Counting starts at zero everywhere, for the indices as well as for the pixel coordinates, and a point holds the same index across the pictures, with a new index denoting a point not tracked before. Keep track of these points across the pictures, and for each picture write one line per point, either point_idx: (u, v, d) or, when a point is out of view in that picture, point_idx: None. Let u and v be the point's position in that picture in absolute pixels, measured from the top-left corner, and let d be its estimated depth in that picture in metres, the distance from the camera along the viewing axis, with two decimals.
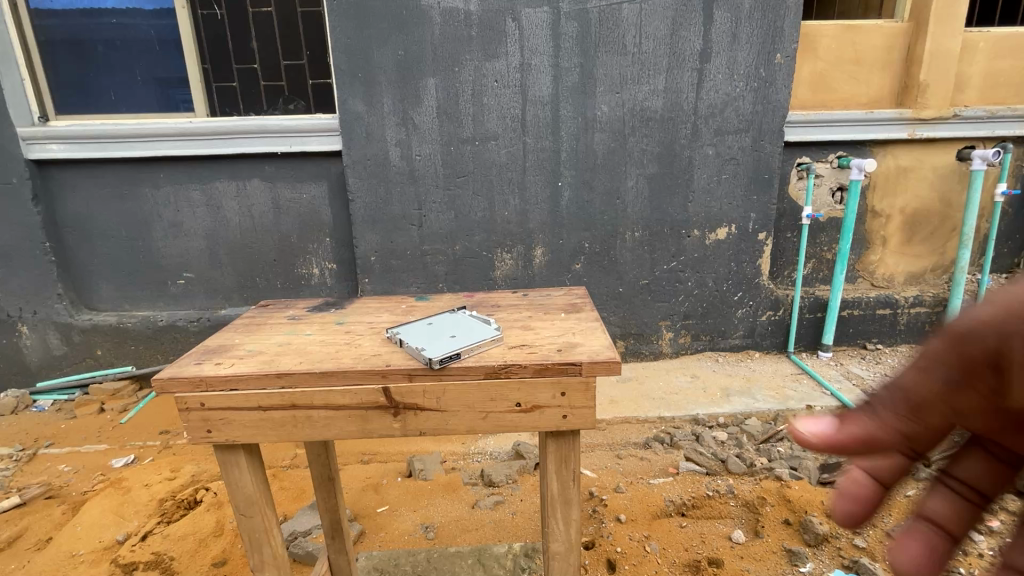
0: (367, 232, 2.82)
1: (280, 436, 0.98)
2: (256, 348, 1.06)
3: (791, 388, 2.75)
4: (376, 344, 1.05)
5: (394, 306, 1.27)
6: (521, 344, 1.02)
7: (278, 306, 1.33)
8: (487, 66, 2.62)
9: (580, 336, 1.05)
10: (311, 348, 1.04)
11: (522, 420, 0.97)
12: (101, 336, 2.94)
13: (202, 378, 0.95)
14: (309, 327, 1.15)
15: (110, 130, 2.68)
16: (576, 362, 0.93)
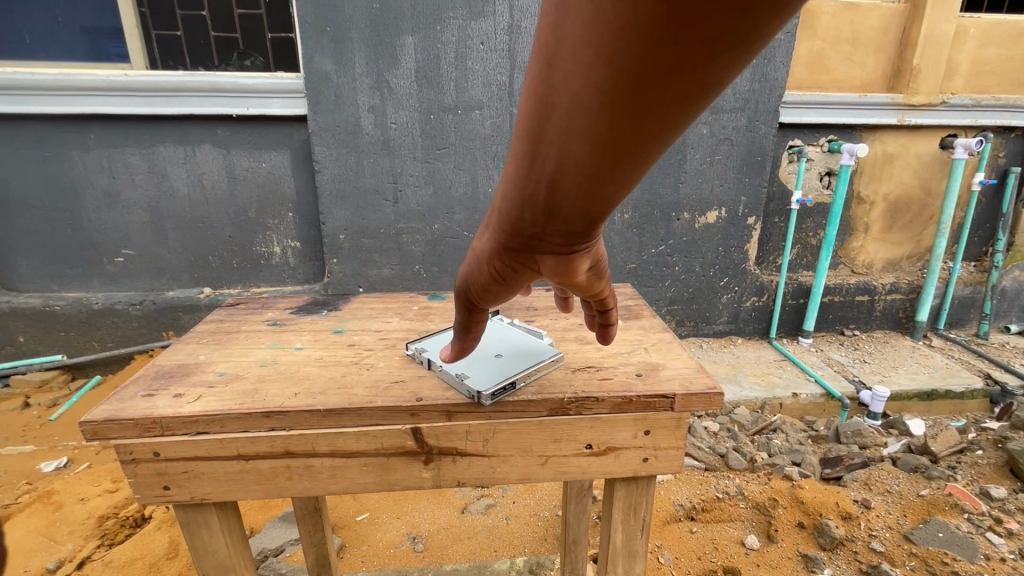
0: (336, 206, 2.56)
1: (266, 490, 0.79)
2: (230, 371, 0.87)
3: (776, 375, 2.69)
4: (392, 366, 0.89)
5: (402, 310, 1.16)
6: (578, 368, 0.88)
7: (253, 308, 1.17)
8: (472, 26, 2.36)
9: (656, 353, 0.95)
10: (310, 373, 0.86)
11: (593, 465, 0.83)
12: (23, 320, 2.57)
13: (159, 417, 0.74)
14: (299, 339, 0.99)
15: (25, 81, 2.28)
16: (667, 395, 0.81)
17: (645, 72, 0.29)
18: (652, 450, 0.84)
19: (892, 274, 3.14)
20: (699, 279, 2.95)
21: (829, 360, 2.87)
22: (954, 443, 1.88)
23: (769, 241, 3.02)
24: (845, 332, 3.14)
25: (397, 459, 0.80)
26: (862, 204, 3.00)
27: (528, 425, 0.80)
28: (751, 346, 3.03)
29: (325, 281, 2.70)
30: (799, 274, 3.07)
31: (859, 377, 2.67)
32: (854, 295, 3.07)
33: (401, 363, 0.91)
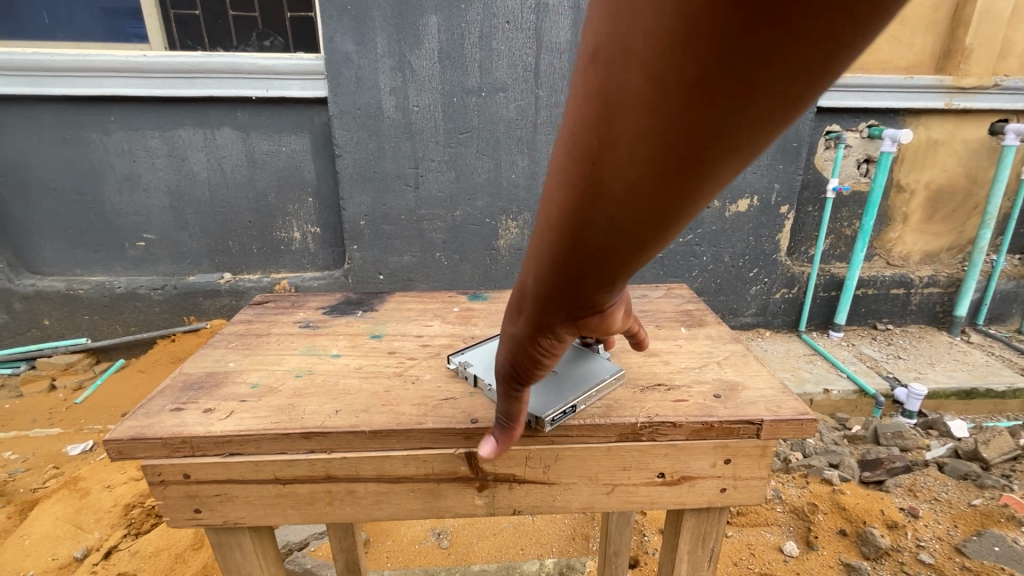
0: (357, 192, 2.50)
1: (306, 513, 0.76)
2: (263, 382, 0.84)
3: (806, 370, 2.59)
4: (440, 377, 0.85)
5: (443, 312, 1.12)
6: (649, 386, 0.83)
7: (285, 305, 1.15)
8: (498, 5, 2.27)
9: (732, 369, 0.88)
10: (353, 388, 0.82)
11: (664, 494, 0.78)
12: (49, 304, 2.58)
13: (190, 435, 0.71)
14: (336, 345, 0.96)
15: (45, 62, 2.25)
16: (755, 420, 0.74)
17: (709, 157, 0.29)
18: (732, 480, 0.78)
19: (930, 266, 3.01)
20: (728, 270, 2.86)
21: (861, 355, 2.76)
22: (1008, 449, 1.80)
23: (801, 231, 2.90)
24: (877, 326, 3.02)
25: (449, 485, 0.76)
26: (902, 193, 2.86)
27: (594, 452, 0.75)
28: (779, 339, 2.93)
29: (345, 268, 2.66)
30: (832, 266, 2.95)
31: (893, 373, 2.57)
32: (889, 288, 2.95)
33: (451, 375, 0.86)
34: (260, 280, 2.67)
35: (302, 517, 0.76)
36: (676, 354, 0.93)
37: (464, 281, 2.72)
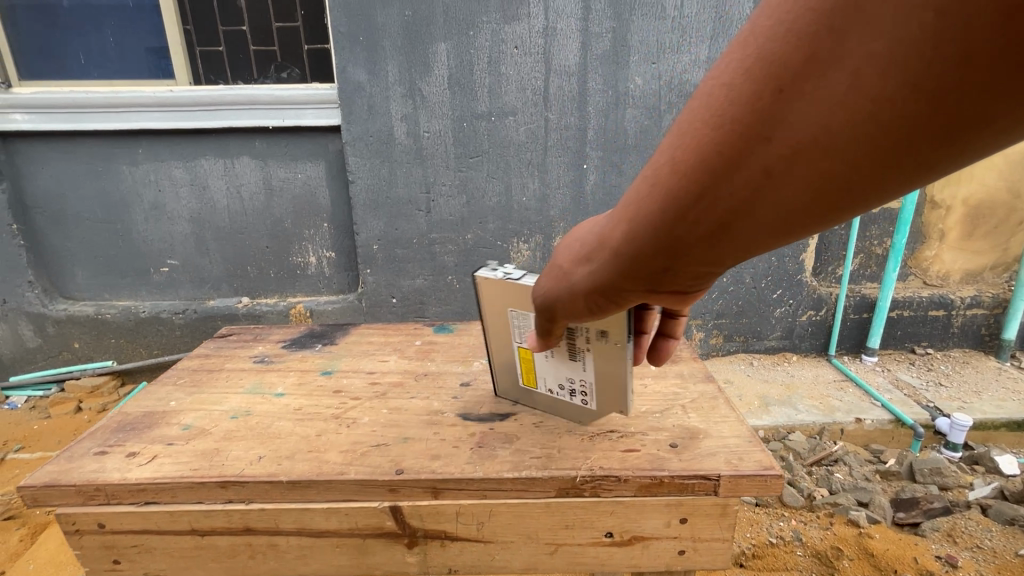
0: (369, 217, 2.53)
1: (221, 558, 0.95)
2: (196, 427, 1.06)
3: (837, 398, 2.43)
4: (375, 422, 1.05)
5: (403, 346, 1.41)
6: (597, 434, 0.99)
7: (250, 343, 1.46)
8: (506, 30, 2.29)
9: (692, 412, 1.06)
10: (285, 432, 1.03)
11: (618, 548, 0.93)
12: (78, 328, 2.68)
13: (107, 483, 0.90)
14: (281, 385, 1.21)
15: (81, 100, 2.39)
16: (711, 479, 0.88)
17: (916, 139, 0.38)
18: (690, 541, 0.92)
19: (972, 286, 2.81)
20: (750, 291, 2.72)
21: (898, 382, 2.58)
22: None
23: (828, 251, 2.76)
24: (916, 350, 2.83)
25: (381, 534, 0.93)
26: (937, 210, 2.69)
27: (532, 509, 0.90)
28: (807, 364, 2.78)
29: (359, 292, 2.68)
30: (862, 287, 2.79)
31: (934, 403, 2.38)
32: (927, 309, 2.77)
33: (386, 422, 1.05)
34: (276, 304, 2.71)
35: (221, 566, 0.96)
36: (647, 396, 1.11)
37: (476, 305, 2.71)
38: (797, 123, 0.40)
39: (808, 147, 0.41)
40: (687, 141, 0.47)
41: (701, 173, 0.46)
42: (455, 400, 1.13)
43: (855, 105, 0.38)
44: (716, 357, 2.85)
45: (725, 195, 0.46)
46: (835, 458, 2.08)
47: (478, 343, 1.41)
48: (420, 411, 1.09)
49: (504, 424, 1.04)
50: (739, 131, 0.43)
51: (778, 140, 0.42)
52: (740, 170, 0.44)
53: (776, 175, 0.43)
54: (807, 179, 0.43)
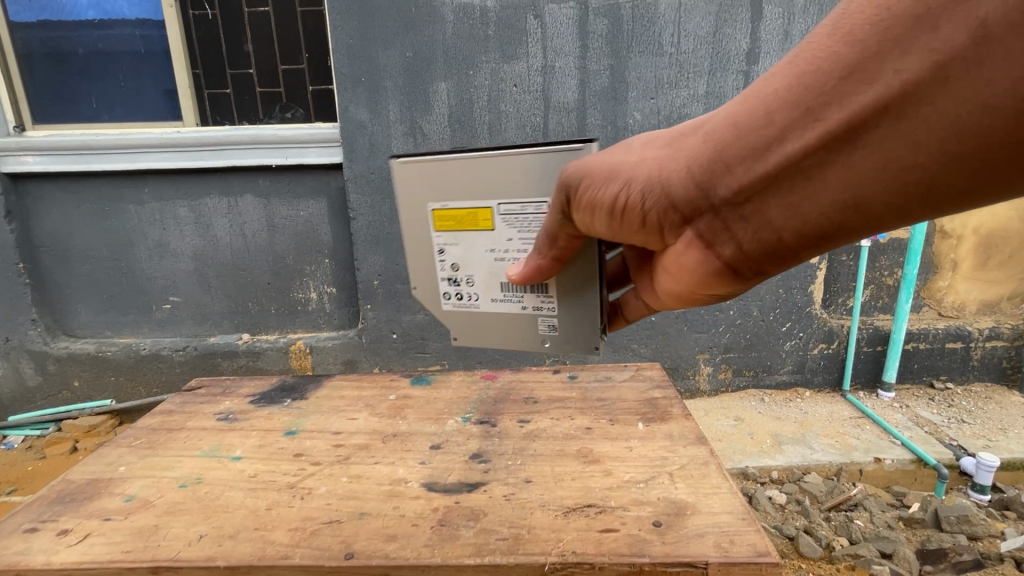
0: (370, 252, 2.53)
1: None
2: (139, 496, 1.08)
3: (853, 436, 2.32)
4: (332, 493, 1.07)
5: (375, 402, 1.46)
6: (572, 511, 0.99)
7: (213, 399, 1.53)
8: (506, 68, 2.32)
9: (680, 479, 1.08)
10: (234, 504, 1.04)
11: None
12: (78, 365, 2.67)
13: (29, 567, 0.92)
14: (239, 448, 1.25)
15: (90, 142, 2.45)
16: (702, 562, 0.87)
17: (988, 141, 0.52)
18: None
19: (990, 317, 2.72)
20: (758, 324, 2.65)
21: (918, 419, 2.46)
22: None
23: (837, 281, 2.69)
24: (935, 385, 2.72)
25: None
26: (948, 240, 2.63)
27: None
28: (821, 400, 2.67)
29: (360, 327, 2.65)
30: (875, 318, 2.71)
31: (958, 442, 2.26)
32: (945, 342, 2.67)
33: (343, 494, 1.06)
34: (277, 340, 2.69)
35: None
36: (633, 462, 1.13)
37: None
38: (906, 67, 0.52)
39: (906, 93, 0.53)
40: (804, 60, 0.60)
41: (814, 93, 0.59)
42: (421, 467, 1.15)
43: (961, 66, 0.50)
44: (725, 393, 2.75)
45: (823, 113, 0.58)
46: (854, 501, 1.97)
47: (452, 399, 1.47)
48: (382, 480, 1.11)
49: (472, 496, 1.05)
50: (857, 57, 0.55)
51: (888, 77, 0.53)
52: (844, 91, 0.56)
53: (871, 117, 0.55)
54: (892, 137, 0.55)
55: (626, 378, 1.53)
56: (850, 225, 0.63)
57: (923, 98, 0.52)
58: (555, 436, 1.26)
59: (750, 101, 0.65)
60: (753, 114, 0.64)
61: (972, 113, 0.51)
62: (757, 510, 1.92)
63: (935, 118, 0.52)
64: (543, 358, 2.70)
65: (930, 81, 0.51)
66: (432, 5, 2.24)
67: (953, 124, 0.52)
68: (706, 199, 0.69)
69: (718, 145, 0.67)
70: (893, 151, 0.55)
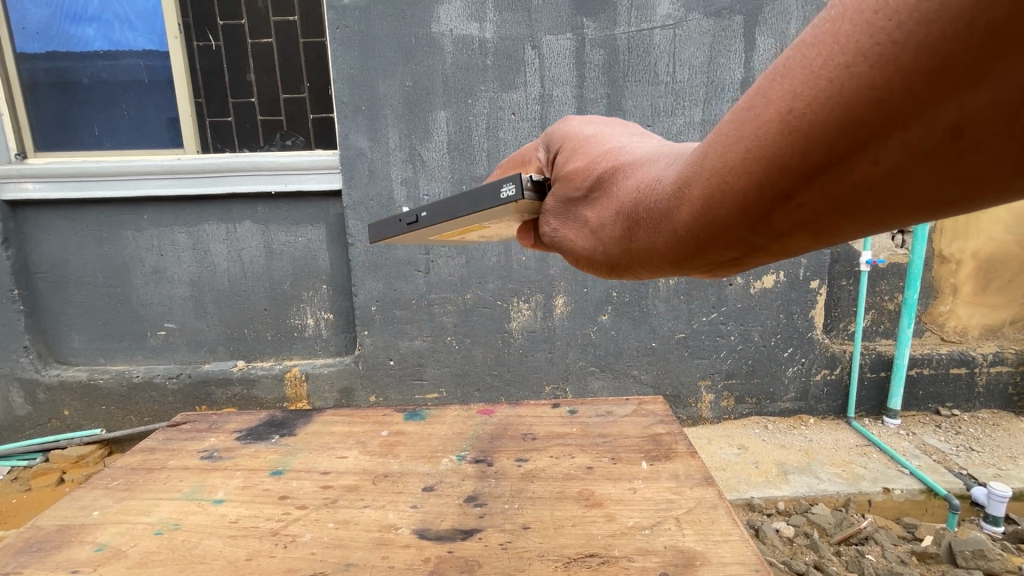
0: (368, 279, 2.51)
1: None
2: (110, 544, 1.04)
3: (861, 465, 2.27)
4: (317, 541, 1.02)
5: (367, 439, 1.42)
6: (573, 561, 0.95)
7: (201, 434, 1.49)
8: (504, 97, 2.36)
9: (685, 525, 1.04)
10: (212, 554, 1.00)
11: None
12: (70, 394, 2.63)
13: None
14: (220, 490, 1.21)
15: (91, 169, 2.46)
16: None
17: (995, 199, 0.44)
18: None
19: (994, 342, 2.70)
20: (760, 350, 2.62)
21: (925, 447, 2.41)
22: None
23: (837, 307, 2.68)
24: (941, 412, 2.67)
25: None
26: (947, 264, 2.63)
27: None
28: (826, 428, 2.62)
29: (356, 354, 2.62)
30: (877, 343, 2.69)
31: (967, 470, 2.21)
32: (949, 367, 2.64)
33: (329, 542, 1.02)
34: (272, 367, 2.65)
35: None
36: (636, 506, 1.10)
37: (476, 366, 2.62)
38: (884, 161, 0.42)
39: (890, 184, 0.44)
40: (759, 152, 0.49)
41: (783, 186, 0.49)
42: (413, 511, 1.11)
43: (943, 158, 0.40)
44: (728, 421, 2.70)
45: (800, 203, 0.50)
46: (863, 534, 1.92)
47: (446, 436, 1.43)
48: (372, 526, 1.06)
49: (466, 545, 1.00)
50: (822, 155, 0.45)
51: (866, 173, 0.44)
52: (819, 186, 0.47)
53: (849, 204, 0.47)
54: (882, 214, 0.47)
55: (626, 413, 1.49)
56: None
57: (908, 186, 0.43)
58: (553, 477, 1.22)
59: (710, 189, 0.56)
60: (720, 204, 0.55)
61: (966, 191, 0.42)
62: (764, 544, 1.86)
63: (924, 198, 0.44)
64: (542, 386, 2.65)
65: (911, 175, 0.42)
66: (432, 36, 2.29)
67: (948, 199, 0.44)
68: (699, 262, 0.65)
69: (694, 229, 0.60)
70: (886, 221, 0.48)
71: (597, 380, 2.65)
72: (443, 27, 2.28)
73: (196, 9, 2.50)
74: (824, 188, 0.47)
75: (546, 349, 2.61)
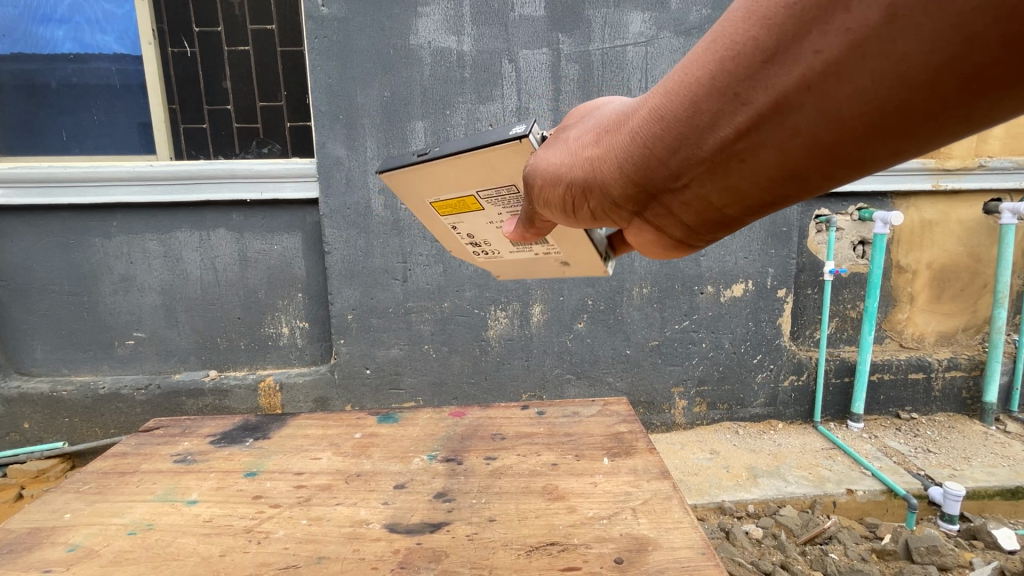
0: (344, 287, 2.51)
1: None
2: (81, 545, 1.02)
3: (826, 468, 2.35)
4: (290, 537, 1.02)
5: (340, 441, 1.42)
6: (534, 549, 0.98)
7: (175, 439, 1.47)
8: (481, 109, 2.40)
9: (644, 515, 1.07)
10: (186, 551, 0.99)
11: None
12: (31, 406, 2.54)
13: None
14: (194, 491, 1.19)
15: (57, 174, 2.40)
16: None
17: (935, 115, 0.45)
18: None
19: (948, 348, 2.83)
20: (730, 357, 2.70)
21: (887, 449, 2.51)
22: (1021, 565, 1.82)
23: (803, 315, 2.78)
24: (900, 415, 2.79)
25: None
26: (904, 274, 2.76)
27: None
28: (794, 432, 2.70)
29: (332, 362, 2.60)
30: (841, 350, 2.80)
31: (925, 471, 2.31)
32: (908, 372, 2.76)
33: (302, 537, 1.02)
34: (245, 377, 2.60)
35: None
36: (596, 498, 1.13)
37: (453, 375, 2.63)
38: (825, 48, 0.46)
39: (827, 79, 0.47)
40: (723, 45, 0.53)
41: (738, 77, 0.52)
42: (384, 508, 1.12)
43: (874, 46, 0.43)
44: (701, 426, 2.76)
45: (747, 99, 0.52)
46: (828, 534, 2.00)
47: (419, 437, 1.44)
48: (343, 522, 1.07)
49: (434, 537, 1.01)
50: (775, 38, 0.49)
51: (807, 60, 0.47)
52: (767, 76, 0.50)
53: (792, 102, 0.49)
54: (813, 120, 0.49)
55: (593, 414, 1.53)
56: (799, 196, 0.59)
57: (842, 79, 0.46)
58: (520, 473, 1.24)
59: (677, 98, 0.58)
60: (679, 105, 0.58)
61: (889, 93, 0.45)
62: (734, 546, 1.91)
63: (855, 99, 0.46)
64: (519, 393, 2.67)
65: (847, 63, 0.45)
66: (410, 48, 2.32)
67: (877, 107, 0.46)
68: (646, 188, 0.66)
69: (647, 140, 0.62)
70: (819, 133, 0.50)
71: (573, 387, 2.68)
72: (422, 40, 2.32)
73: (171, 15, 2.50)
74: (774, 81, 0.50)
75: (522, 356, 2.63)
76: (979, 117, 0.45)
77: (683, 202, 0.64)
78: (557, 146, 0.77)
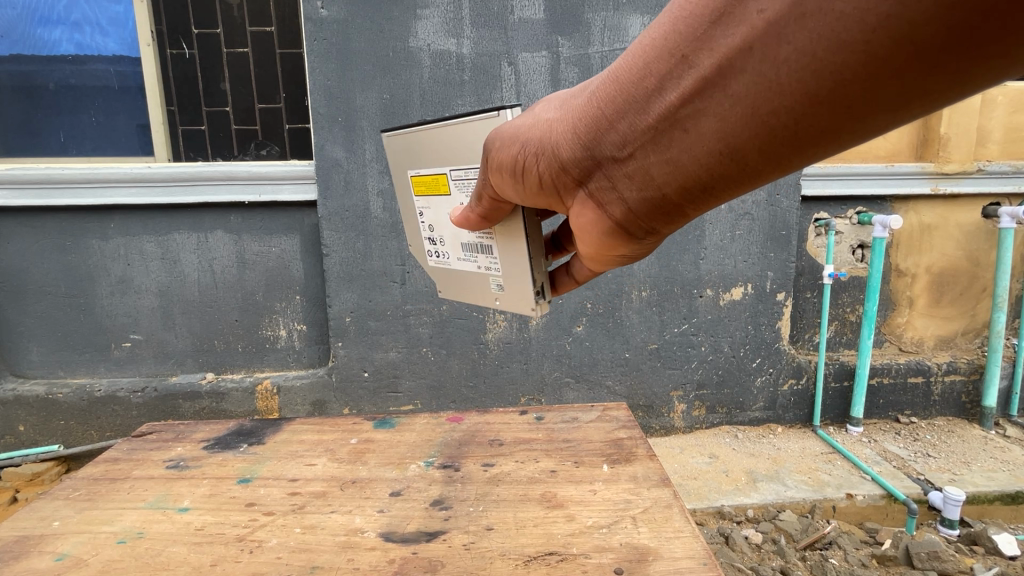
0: (343, 289, 2.50)
1: None
2: (69, 554, 1.00)
3: (825, 472, 2.34)
4: (284, 546, 1.01)
5: (336, 447, 1.41)
6: (533, 559, 0.97)
7: (169, 444, 1.46)
8: (480, 112, 2.40)
9: (645, 523, 1.06)
10: (176, 561, 0.98)
11: None
12: (26, 409, 2.53)
13: None
14: (186, 499, 1.18)
15: (52, 175, 2.39)
16: None
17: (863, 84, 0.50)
18: None
19: (947, 352, 2.83)
20: (729, 361, 2.69)
21: (886, 453, 2.51)
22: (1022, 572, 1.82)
23: (802, 318, 2.78)
24: (900, 419, 2.78)
25: None
26: (903, 278, 2.76)
27: None
28: (794, 436, 2.69)
29: (330, 365, 2.59)
30: (840, 354, 2.79)
31: (925, 476, 2.30)
32: (908, 376, 2.75)
33: (296, 546, 1.01)
34: (242, 380, 2.59)
35: None
36: (596, 506, 1.12)
37: (452, 378, 2.62)
38: (767, 7, 0.50)
39: (767, 39, 0.51)
40: (679, 9, 0.59)
41: (687, 40, 0.58)
42: (380, 515, 1.11)
43: (816, 10, 0.48)
44: (700, 430, 2.75)
45: (695, 61, 0.58)
46: (827, 539, 2.00)
47: (415, 442, 1.43)
48: (338, 530, 1.06)
49: (431, 546, 1.01)
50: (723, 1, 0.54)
51: (751, 21, 0.52)
52: (714, 40, 0.55)
53: (734, 62, 0.54)
54: (753, 82, 0.54)
55: (592, 420, 1.52)
56: (731, 174, 0.64)
57: (783, 39, 0.51)
58: (519, 480, 1.23)
59: (635, 61, 0.64)
60: (634, 66, 0.64)
61: (825, 53, 0.49)
62: (733, 551, 1.91)
63: (793, 59, 0.51)
64: (517, 397, 2.66)
65: (785, 26, 0.50)
66: (409, 50, 2.31)
67: (811, 68, 0.50)
68: (596, 156, 0.71)
69: (602, 102, 0.68)
70: (757, 98, 0.55)
71: (572, 391, 2.67)
72: (421, 42, 2.31)
73: (170, 17, 2.49)
74: (722, 40, 0.55)
75: (521, 359, 2.62)
76: (897, 95, 0.49)
77: (633, 172, 0.70)
78: (523, 114, 0.82)
